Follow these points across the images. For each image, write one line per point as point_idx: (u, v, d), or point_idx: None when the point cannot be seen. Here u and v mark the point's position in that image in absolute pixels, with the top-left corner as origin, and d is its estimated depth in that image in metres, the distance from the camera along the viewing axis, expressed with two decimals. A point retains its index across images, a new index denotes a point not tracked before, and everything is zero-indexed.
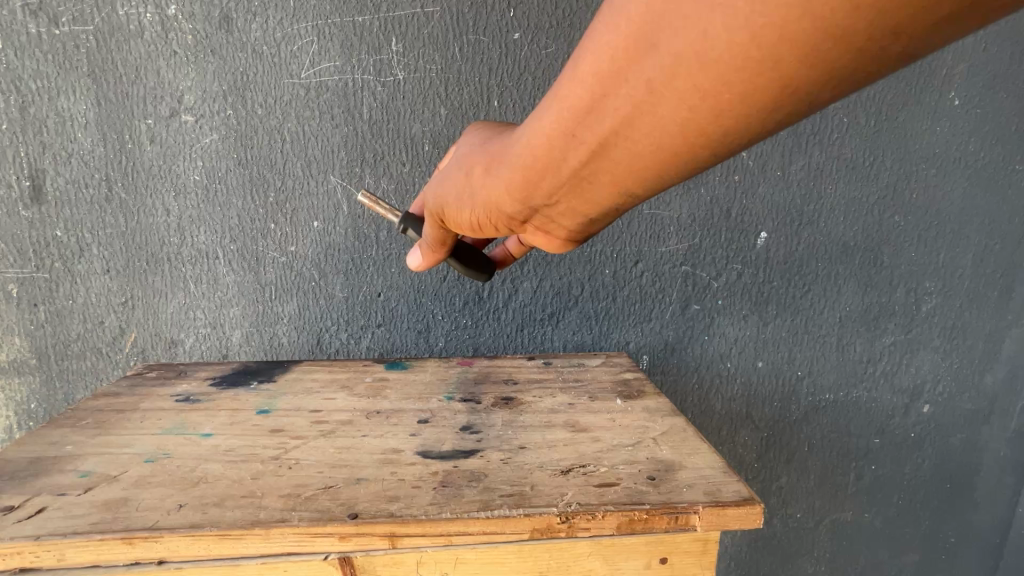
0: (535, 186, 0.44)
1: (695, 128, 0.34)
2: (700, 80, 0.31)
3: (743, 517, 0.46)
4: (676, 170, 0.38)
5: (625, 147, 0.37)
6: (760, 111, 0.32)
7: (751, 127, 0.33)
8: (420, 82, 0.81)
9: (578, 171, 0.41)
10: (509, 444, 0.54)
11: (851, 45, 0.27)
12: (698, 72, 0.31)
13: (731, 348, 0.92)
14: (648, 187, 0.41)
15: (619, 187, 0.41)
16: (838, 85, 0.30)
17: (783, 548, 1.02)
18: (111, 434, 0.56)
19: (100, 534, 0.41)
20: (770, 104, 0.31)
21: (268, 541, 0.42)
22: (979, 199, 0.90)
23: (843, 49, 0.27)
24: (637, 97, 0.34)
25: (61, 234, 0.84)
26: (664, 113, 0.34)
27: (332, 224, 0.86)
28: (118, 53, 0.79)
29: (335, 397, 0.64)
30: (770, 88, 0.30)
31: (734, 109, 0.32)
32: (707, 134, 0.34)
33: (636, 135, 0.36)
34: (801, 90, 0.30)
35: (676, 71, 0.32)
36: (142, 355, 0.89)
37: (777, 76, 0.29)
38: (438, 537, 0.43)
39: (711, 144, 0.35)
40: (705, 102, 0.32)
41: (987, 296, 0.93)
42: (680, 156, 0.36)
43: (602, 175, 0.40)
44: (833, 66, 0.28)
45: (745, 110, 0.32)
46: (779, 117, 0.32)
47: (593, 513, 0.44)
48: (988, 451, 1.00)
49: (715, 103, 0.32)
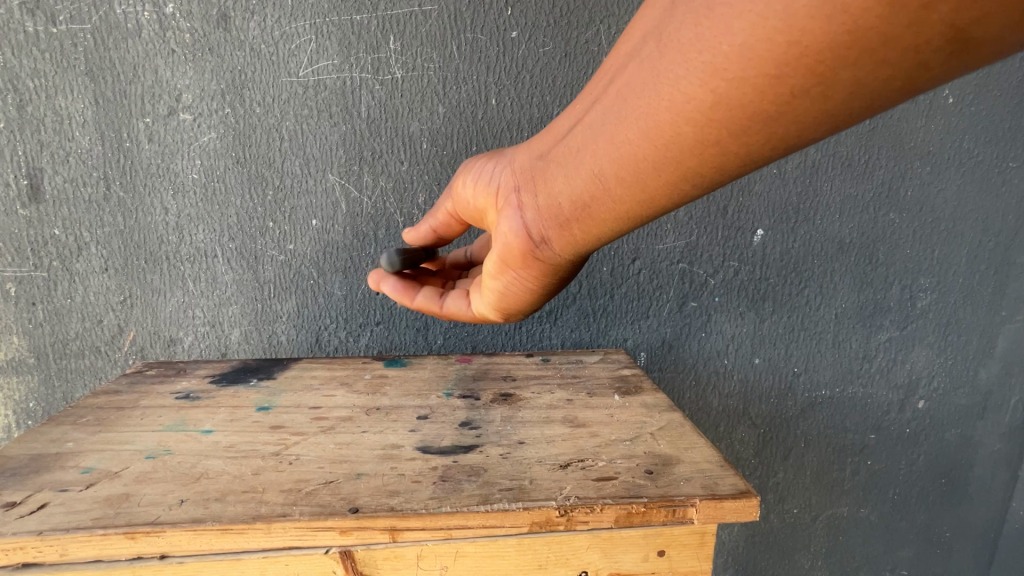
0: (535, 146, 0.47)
1: (686, 89, 0.36)
2: (705, 31, 0.34)
3: (740, 509, 0.46)
4: (655, 153, 0.39)
5: (618, 108, 0.40)
6: (751, 72, 0.33)
7: (738, 100, 0.35)
8: (418, 81, 0.81)
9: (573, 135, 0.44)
10: (508, 440, 0.55)
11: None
12: (705, 19, 0.34)
13: (728, 345, 0.93)
14: (626, 171, 0.41)
15: (598, 162, 0.43)
16: (854, 61, 0.31)
17: (779, 544, 1.03)
18: (112, 431, 0.56)
19: (102, 529, 0.41)
20: (770, 64, 0.32)
21: (270, 535, 0.43)
22: (973, 196, 0.90)
23: None
24: (645, 55, 0.38)
25: (58, 232, 0.84)
26: (663, 69, 0.37)
27: (330, 222, 0.86)
28: (115, 51, 0.79)
29: (335, 394, 0.64)
30: (773, 38, 0.32)
31: (731, 67, 0.34)
32: (693, 98, 0.36)
33: (630, 95, 0.39)
34: (806, 43, 0.31)
35: (688, 18, 0.35)
36: (140, 354, 0.89)
37: (782, 26, 0.31)
38: (438, 531, 0.44)
39: (694, 116, 0.36)
40: (702, 56, 0.34)
41: (981, 292, 0.94)
42: (663, 127, 0.38)
43: (589, 145, 0.43)
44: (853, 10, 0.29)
45: (742, 71, 0.33)
46: (775, 90, 0.33)
47: (592, 506, 0.45)
48: (982, 446, 1.01)
49: (713, 57, 0.34)
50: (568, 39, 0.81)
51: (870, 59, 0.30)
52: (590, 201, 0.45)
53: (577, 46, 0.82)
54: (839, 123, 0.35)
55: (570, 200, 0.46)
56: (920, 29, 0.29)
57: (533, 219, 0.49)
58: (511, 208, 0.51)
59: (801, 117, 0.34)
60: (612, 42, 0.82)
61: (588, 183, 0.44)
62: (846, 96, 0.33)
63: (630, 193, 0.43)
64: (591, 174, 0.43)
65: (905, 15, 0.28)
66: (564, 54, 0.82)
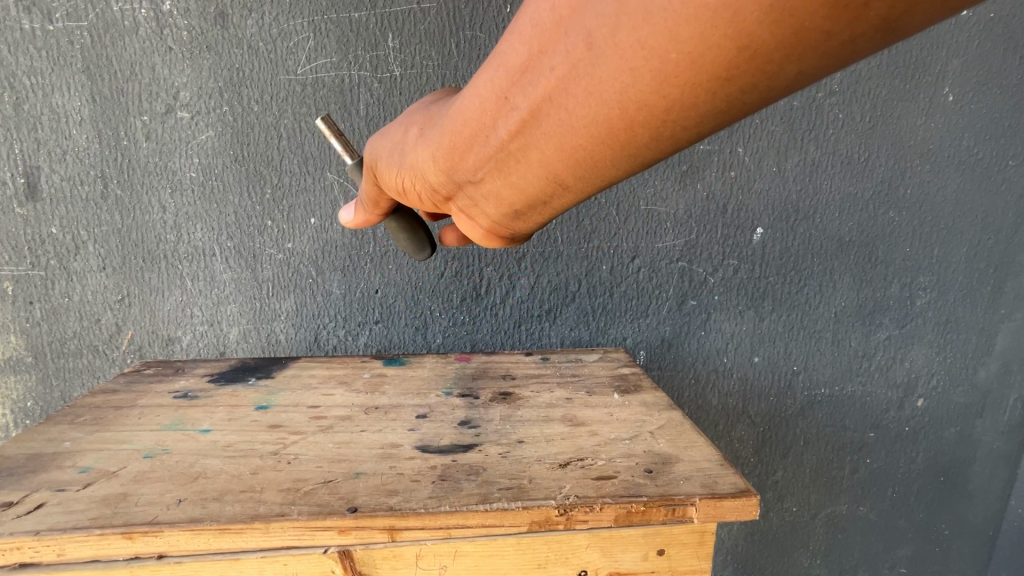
0: (465, 153, 0.43)
1: (635, 94, 0.33)
2: (645, 36, 0.31)
3: (740, 509, 0.46)
4: (607, 155, 0.38)
5: (559, 114, 0.37)
6: (702, 81, 0.31)
7: (690, 102, 0.33)
8: (416, 79, 0.81)
9: (509, 143, 0.41)
10: (508, 439, 0.55)
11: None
12: (644, 24, 0.31)
13: (727, 344, 0.93)
14: (579, 173, 0.40)
15: (550, 166, 0.40)
16: (798, 59, 0.29)
17: (778, 542, 1.03)
18: (110, 430, 0.56)
19: (99, 529, 0.41)
20: (720, 69, 0.30)
21: (268, 535, 0.42)
22: (972, 194, 0.90)
23: None
24: (574, 55, 0.34)
25: (56, 230, 0.83)
26: (604, 74, 0.33)
27: (329, 220, 0.85)
28: (112, 49, 0.78)
29: (334, 394, 0.64)
30: (724, 46, 0.29)
31: (680, 75, 0.31)
32: (643, 105, 0.34)
33: (569, 102, 0.36)
34: (754, 47, 0.29)
35: (621, 19, 0.31)
36: (138, 352, 0.88)
37: (732, 32, 0.29)
38: (437, 530, 0.44)
39: (647, 120, 0.34)
40: (649, 63, 0.32)
41: (981, 290, 0.94)
42: (615, 132, 0.36)
43: (529, 151, 0.40)
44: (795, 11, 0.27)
45: (691, 78, 0.31)
46: (727, 91, 0.32)
47: (591, 505, 0.44)
48: (982, 444, 1.01)
49: (661, 63, 0.31)
50: None
51: (813, 54, 0.29)
52: (550, 197, 0.43)
53: None
54: None
55: (529, 199, 0.44)
56: (859, 25, 0.27)
57: (490, 219, 0.48)
58: (465, 211, 0.49)
59: (754, 106, 0.33)
60: None
61: (545, 183, 0.42)
62: (790, 86, 0.32)
63: (590, 185, 0.41)
64: (540, 178, 0.42)
65: (844, 14, 0.27)
66: None
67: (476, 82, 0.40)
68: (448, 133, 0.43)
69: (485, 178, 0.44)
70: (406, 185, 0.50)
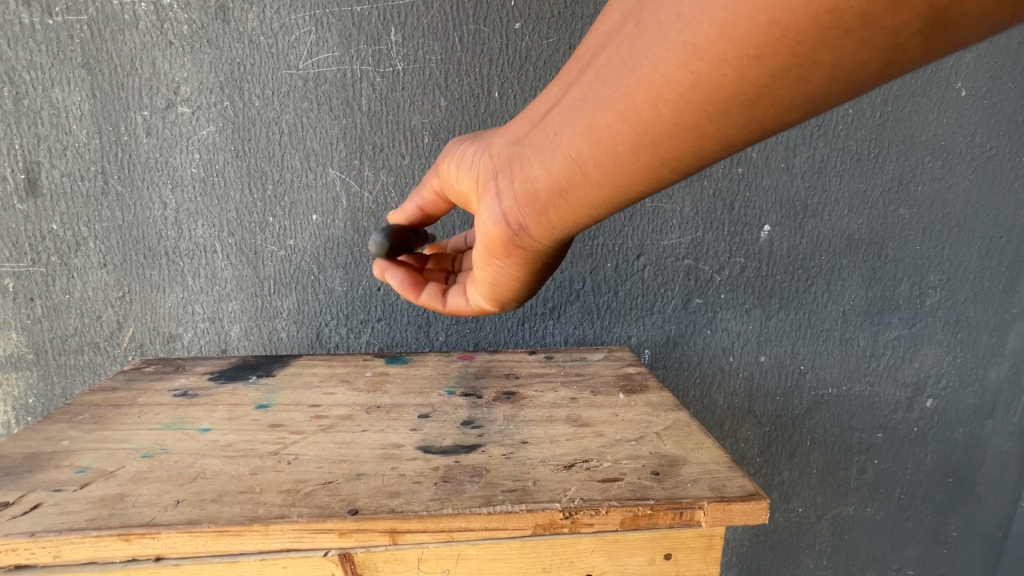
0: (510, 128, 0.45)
1: (665, 67, 0.33)
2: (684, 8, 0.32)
3: (749, 512, 0.45)
4: (631, 136, 0.37)
5: (595, 88, 0.37)
6: (727, 54, 0.31)
7: (717, 81, 0.32)
8: (419, 73, 0.80)
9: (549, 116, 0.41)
10: (511, 440, 0.54)
11: None
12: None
13: (734, 343, 0.91)
14: (600, 155, 0.39)
15: (575, 146, 0.40)
16: (832, 43, 0.28)
17: (784, 543, 1.02)
18: (109, 429, 0.55)
19: (96, 531, 0.40)
20: (750, 43, 0.30)
21: (267, 538, 0.42)
22: (984, 191, 0.89)
23: None
24: (624, 32, 0.35)
25: (56, 227, 0.83)
26: (642, 47, 0.34)
27: (331, 217, 0.84)
28: (112, 43, 0.77)
29: (335, 392, 0.63)
30: (754, 19, 0.29)
31: (709, 47, 0.31)
32: (672, 78, 0.33)
33: (609, 76, 0.37)
34: (784, 24, 0.29)
35: None
36: (139, 350, 0.88)
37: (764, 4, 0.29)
38: (439, 533, 0.43)
39: (673, 97, 0.34)
40: (682, 35, 0.32)
41: (992, 289, 0.93)
42: (641, 109, 0.36)
43: (562, 130, 0.40)
44: None
45: (720, 51, 0.31)
46: (753, 74, 0.31)
47: (597, 509, 0.43)
48: (991, 446, 1.00)
49: (692, 35, 0.32)
50: (571, 31, 0.80)
51: (849, 40, 0.28)
52: (567, 185, 0.42)
53: (581, 38, 0.80)
54: (819, 108, 0.33)
55: (547, 184, 0.43)
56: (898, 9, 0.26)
57: (507, 206, 0.47)
58: (488, 196, 0.48)
59: (782, 102, 0.32)
60: None
61: (566, 166, 0.41)
62: (822, 79, 0.30)
63: (609, 177, 0.40)
64: (564, 159, 0.41)
65: None
66: (568, 45, 0.80)
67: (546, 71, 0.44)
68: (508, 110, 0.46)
69: (518, 158, 0.45)
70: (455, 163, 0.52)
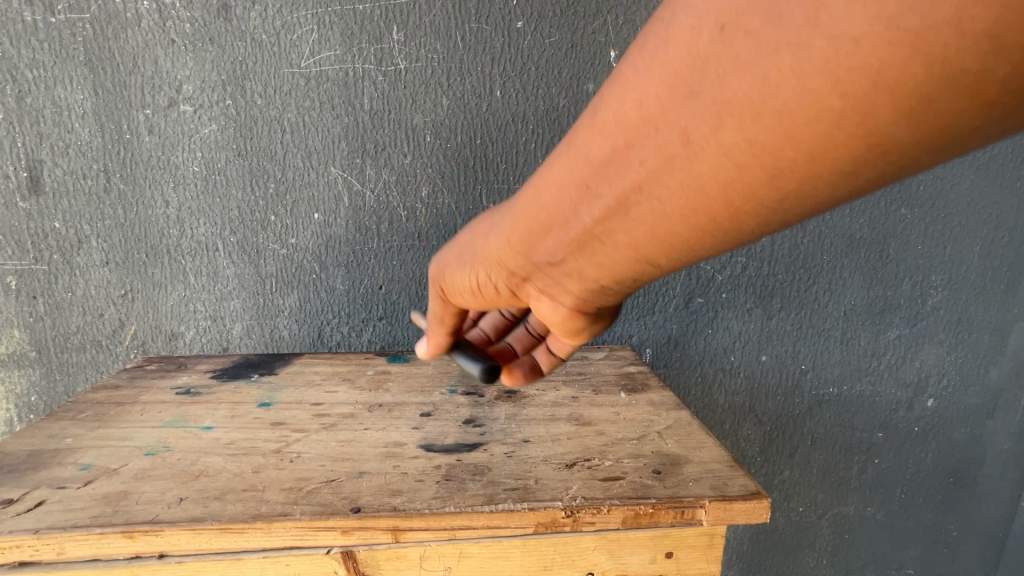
0: (536, 241, 0.38)
1: (746, 189, 0.28)
2: (755, 133, 0.26)
3: (750, 511, 0.45)
4: (712, 246, 0.32)
5: (646, 207, 0.32)
6: (828, 174, 0.27)
7: (814, 193, 0.28)
8: (421, 72, 0.80)
9: (590, 232, 0.35)
10: (513, 438, 0.54)
11: (989, 91, 0.22)
12: (755, 122, 0.26)
13: (735, 342, 0.92)
14: (675, 260, 0.34)
15: (639, 254, 0.35)
16: (948, 146, 0.25)
17: (784, 542, 1.02)
18: (112, 427, 0.55)
19: (100, 528, 0.41)
20: (855, 161, 0.26)
21: (270, 535, 0.42)
22: (987, 191, 0.89)
23: (960, 78, 0.22)
24: (668, 150, 0.29)
25: (59, 225, 0.83)
26: (706, 170, 0.29)
27: (332, 216, 0.84)
28: (114, 41, 0.77)
29: (337, 391, 0.63)
30: (855, 143, 0.25)
31: (799, 169, 0.27)
32: (757, 198, 0.29)
33: (665, 197, 0.31)
34: (897, 140, 0.24)
35: (725, 118, 0.27)
36: (142, 348, 0.88)
37: (867, 129, 0.24)
38: (441, 531, 0.43)
39: (760, 211, 0.29)
40: (762, 160, 0.27)
41: (993, 289, 0.93)
42: (718, 224, 0.31)
43: (611, 240, 0.35)
44: (945, 103, 0.23)
45: (813, 168, 0.27)
46: (854, 183, 0.27)
47: (599, 507, 0.43)
48: (992, 445, 1.00)
49: (775, 159, 0.27)
50: (574, 30, 0.80)
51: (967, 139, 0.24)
52: (636, 280, 0.38)
53: (584, 37, 0.80)
54: None
55: (610, 282, 0.39)
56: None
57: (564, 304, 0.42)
58: (535, 298, 0.43)
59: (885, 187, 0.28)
60: (619, 31, 0.80)
61: (629, 268, 0.36)
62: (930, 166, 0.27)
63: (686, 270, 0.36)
64: (627, 264, 0.36)
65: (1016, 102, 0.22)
66: (571, 44, 0.80)
67: (547, 169, 0.36)
68: (521, 220, 0.38)
69: (560, 267, 0.39)
70: (475, 276, 0.45)
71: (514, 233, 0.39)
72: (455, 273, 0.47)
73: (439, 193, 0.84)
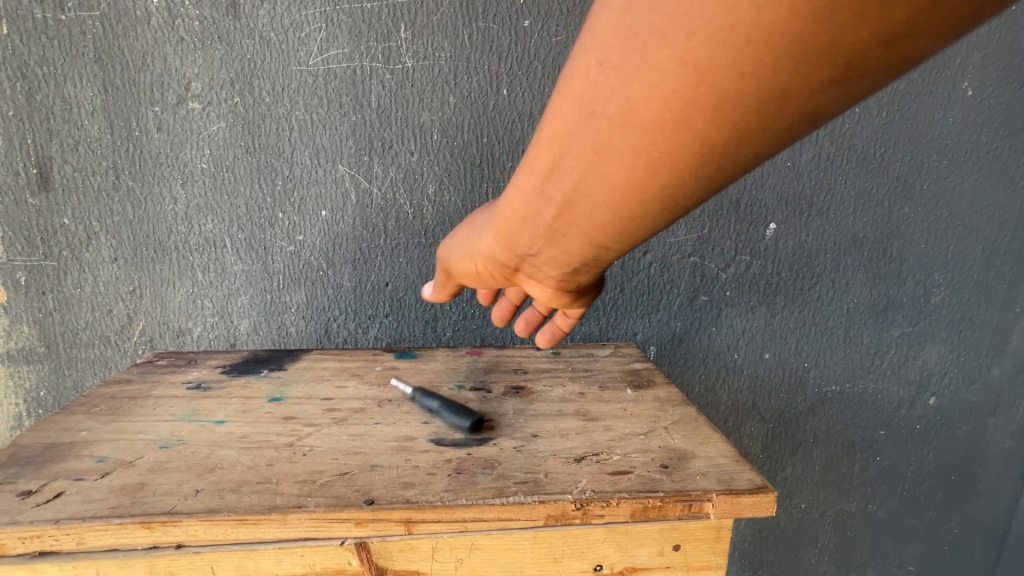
0: (509, 243, 0.43)
1: (657, 179, 0.32)
2: (645, 136, 0.30)
3: (757, 505, 0.46)
4: (656, 222, 0.35)
5: (587, 202, 0.35)
6: (724, 152, 0.29)
7: (720, 167, 0.31)
8: (428, 70, 0.80)
9: (551, 230, 0.39)
10: (522, 433, 0.54)
11: (826, 60, 0.24)
12: (641, 127, 0.30)
13: (738, 340, 0.92)
14: (629, 240, 0.37)
15: (595, 241, 0.38)
16: (821, 104, 0.27)
17: (787, 539, 1.03)
18: (125, 420, 0.56)
19: (119, 518, 0.41)
20: (741, 138, 0.28)
21: (286, 526, 0.42)
22: (990, 191, 0.89)
23: (790, 56, 0.25)
24: (588, 156, 0.33)
25: (68, 222, 0.84)
26: (618, 168, 0.32)
27: (340, 213, 0.85)
28: (124, 39, 0.78)
29: (346, 386, 0.64)
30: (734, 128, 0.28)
31: (690, 158, 0.30)
32: (676, 181, 0.32)
33: (598, 194, 0.34)
34: (772, 112, 0.27)
35: (619, 127, 0.30)
36: (150, 344, 0.89)
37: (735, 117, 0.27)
38: (454, 523, 0.44)
39: (683, 190, 0.32)
40: (657, 155, 0.30)
41: (996, 288, 0.93)
42: (651, 207, 0.34)
43: (569, 235, 0.38)
44: (791, 80, 0.25)
45: (707, 151, 0.29)
46: (749, 151, 0.30)
47: (608, 500, 0.44)
48: (993, 443, 1.01)
49: (672, 153, 0.30)
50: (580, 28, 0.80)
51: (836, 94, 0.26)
52: (603, 261, 0.41)
53: None
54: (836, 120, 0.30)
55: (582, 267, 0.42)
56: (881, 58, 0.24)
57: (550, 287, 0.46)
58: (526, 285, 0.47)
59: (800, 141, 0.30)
60: None
61: (590, 253, 0.40)
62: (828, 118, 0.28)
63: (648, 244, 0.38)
64: (589, 250, 0.39)
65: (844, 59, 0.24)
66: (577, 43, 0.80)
67: (511, 181, 0.40)
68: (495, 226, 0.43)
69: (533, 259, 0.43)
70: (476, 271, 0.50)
71: (495, 230, 0.44)
72: (459, 266, 0.52)
73: (446, 190, 0.85)
